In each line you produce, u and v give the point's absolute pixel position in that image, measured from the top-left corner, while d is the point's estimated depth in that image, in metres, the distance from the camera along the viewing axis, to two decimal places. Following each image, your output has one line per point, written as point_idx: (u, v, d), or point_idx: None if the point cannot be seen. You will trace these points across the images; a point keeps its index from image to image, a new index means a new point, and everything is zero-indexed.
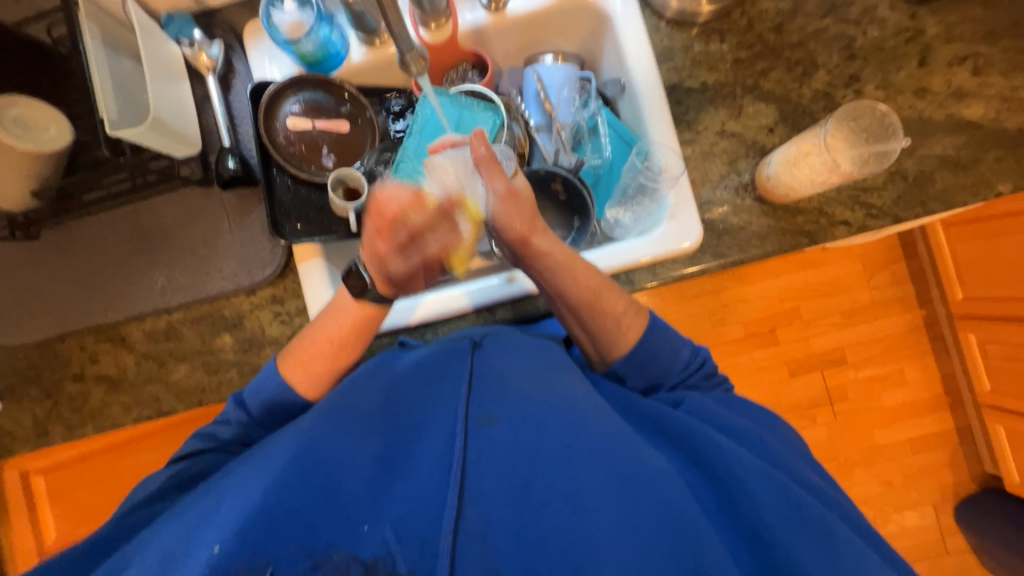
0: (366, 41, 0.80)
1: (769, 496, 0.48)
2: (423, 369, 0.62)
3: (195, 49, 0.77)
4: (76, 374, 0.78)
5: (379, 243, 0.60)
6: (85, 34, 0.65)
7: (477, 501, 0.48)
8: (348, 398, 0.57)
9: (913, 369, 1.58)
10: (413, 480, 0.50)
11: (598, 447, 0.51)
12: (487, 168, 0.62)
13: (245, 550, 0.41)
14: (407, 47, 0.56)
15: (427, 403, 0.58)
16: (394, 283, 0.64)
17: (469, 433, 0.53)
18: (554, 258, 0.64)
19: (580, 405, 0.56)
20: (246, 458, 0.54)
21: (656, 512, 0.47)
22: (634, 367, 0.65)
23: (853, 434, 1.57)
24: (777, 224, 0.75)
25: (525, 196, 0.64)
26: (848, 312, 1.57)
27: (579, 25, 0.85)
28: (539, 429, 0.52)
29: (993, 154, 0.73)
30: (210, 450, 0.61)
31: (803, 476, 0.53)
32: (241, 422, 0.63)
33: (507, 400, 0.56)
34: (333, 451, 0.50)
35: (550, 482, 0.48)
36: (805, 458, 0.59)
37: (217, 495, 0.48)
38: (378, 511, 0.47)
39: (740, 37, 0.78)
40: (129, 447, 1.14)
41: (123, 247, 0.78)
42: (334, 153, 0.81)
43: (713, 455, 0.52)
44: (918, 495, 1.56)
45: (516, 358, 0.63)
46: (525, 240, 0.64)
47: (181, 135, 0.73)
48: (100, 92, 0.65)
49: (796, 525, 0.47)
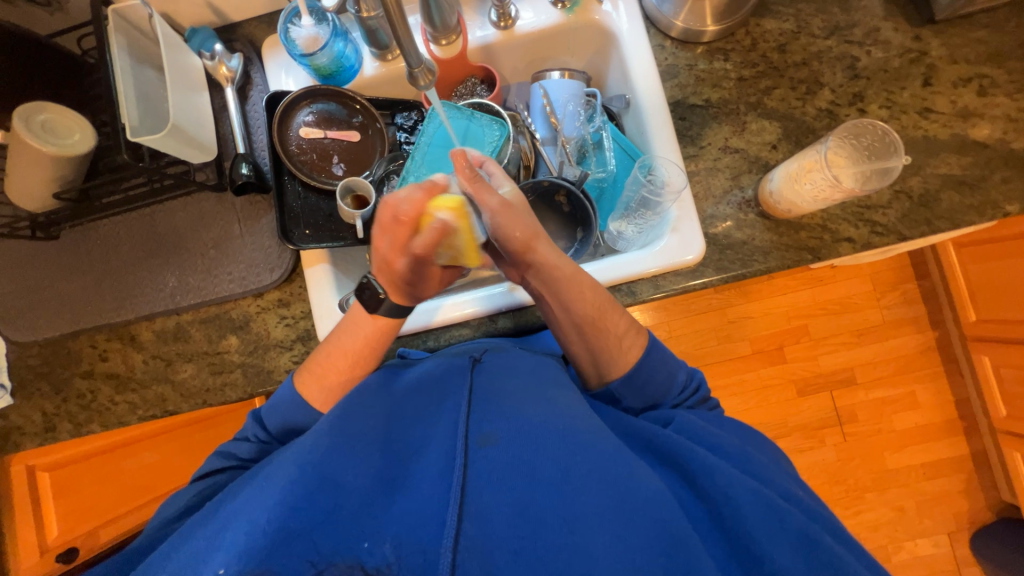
0: (379, 56, 0.84)
1: (761, 519, 0.48)
2: (424, 385, 0.63)
3: (216, 62, 0.81)
4: (86, 371, 0.80)
5: (392, 259, 0.61)
6: (112, 47, 0.69)
7: (476, 521, 0.47)
8: (349, 412, 0.56)
9: (925, 392, 1.55)
10: (414, 499, 0.49)
11: (594, 465, 0.51)
12: (476, 188, 0.62)
13: (252, 564, 0.41)
14: (416, 61, 0.58)
15: (426, 421, 0.58)
16: (398, 290, 0.65)
17: (468, 454, 0.52)
18: (558, 272, 0.66)
19: (577, 423, 0.55)
20: (249, 479, 0.54)
21: (649, 532, 0.46)
22: (630, 389, 0.65)
23: (863, 457, 1.53)
24: (780, 240, 0.75)
25: (518, 204, 0.67)
26: (857, 332, 1.55)
27: (586, 43, 0.87)
28: (536, 450, 0.52)
29: (999, 174, 0.73)
30: (230, 467, 0.63)
31: (790, 491, 0.52)
32: (260, 440, 0.64)
33: (503, 419, 0.55)
34: (334, 469, 0.49)
35: (547, 503, 0.48)
36: (791, 473, 0.58)
37: (222, 517, 0.47)
38: (377, 528, 0.46)
39: (744, 56, 0.79)
40: (133, 446, 1.18)
41: (139, 249, 0.81)
42: (344, 163, 0.83)
43: (701, 474, 0.52)
44: (932, 522, 1.51)
45: (515, 377, 0.63)
46: (528, 246, 0.65)
47: (198, 143, 0.76)
48: (124, 101, 0.68)
49: (784, 540, 0.47)
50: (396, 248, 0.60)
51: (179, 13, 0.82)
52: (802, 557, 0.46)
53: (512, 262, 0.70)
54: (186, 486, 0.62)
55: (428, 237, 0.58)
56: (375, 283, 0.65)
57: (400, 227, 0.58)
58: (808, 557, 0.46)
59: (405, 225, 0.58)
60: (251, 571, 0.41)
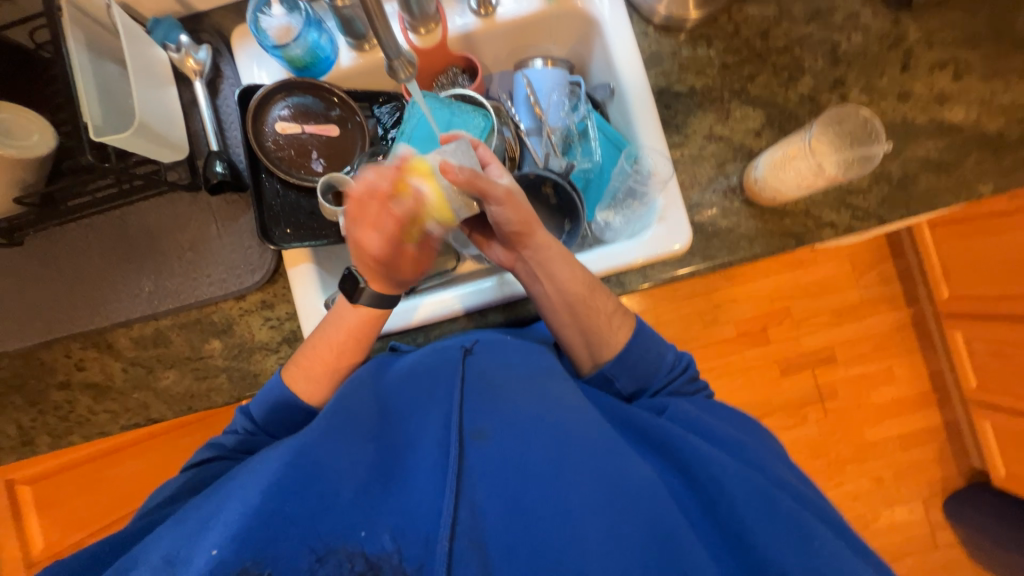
0: (355, 46, 0.81)
1: (750, 502, 0.49)
2: (416, 372, 0.61)
3: (183, 55, 0.76)
4: (63, 382, 0.78)
5: (365, 238, 0.62)
6: (68, 39, 0.64)
7: (472, 512, 0.48)
8: (342, 401, 0.54)
9: (902, 367, 1.61)
10: (412, 493, 0.49)
11: (585, 456, 0.51)
12: (477, 184, 0.62)
13: (248, 551, 0.41)
14: (395, 53, 0.55)
15: (419, 412, 0.57)
16: (376, 272, 0.65)
17: (462, 447, 0.52)
18: (550, 252, 0.67)
19: (570, 415, 0.55)
20: (243, 468, 0.52)
21: (642, 521, 0.47)
22: (623, 368, 0.65)
23: (844, 432, 1.59)
24: (765, 227, 0.75)
25: (521, 197, 0.66)
26: (837, 312, 1.59)
27: (567, 30, 0.85)
28: (528, 443, 0.52)
29: (974, 156, 0.74)
30: (214, 458, 0.61)
31: (783, 479, 0.54)
32: (247, 431, 0.63)
33: (495, 413, 0.55)
34: (326, 458, 0.48)
35: (540, 495, 0.49)
36: (781, 456, 0.60)
37: (218, 501, 0.47)
38: (376, 519, 0.46)
39: (726, 42, 0.79)
40: (117, 455, 1.16)
41: (110, 254, 0.77)
42: (323, 158, 0.80)
43: (694, 462, 0.53)
44: (908, 491, 1.58)
45: (507, 368, 0.62)
46: (527, 227, 0.66)
47: (168, 141, 0.72)
48: (85, 99, 0.64)
49: (773, 523, 0.48)
50: (371, 225, 0.62)
51: (141, 3, 0.77)
52: (794, 545, 0.47)
53: (506, 241, 0.70)
54: (174, 477, 0.59)
55: (407, 204, 0.62)
56: (356, 272, 0.65)
57: (376, 205, 0.61)
58: (801, 552, 0.46)
59: (380, 199, 0.61)
60: (248, 564, 0.40)
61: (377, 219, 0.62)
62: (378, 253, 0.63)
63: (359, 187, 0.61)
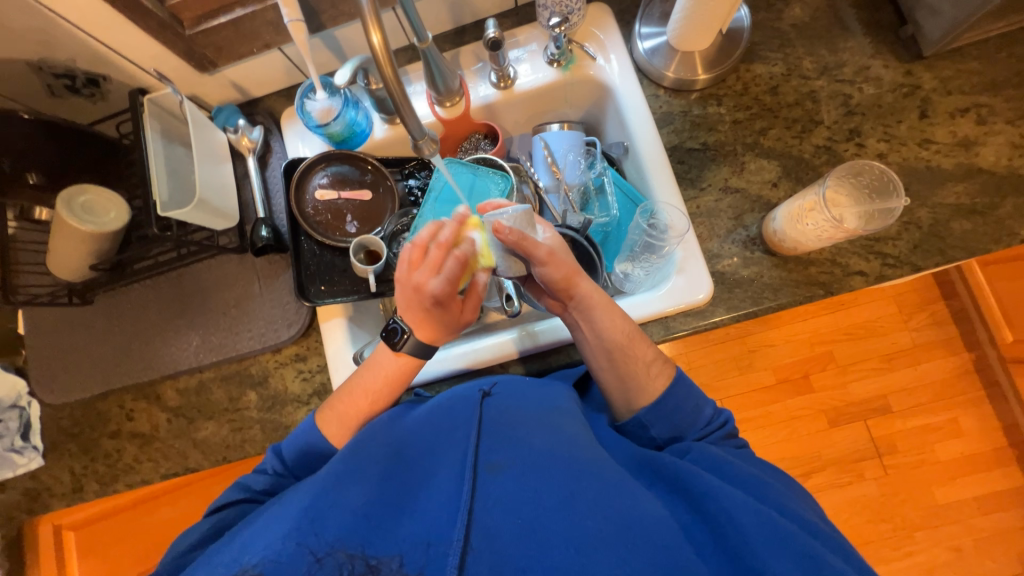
0: (387, 120, 0.89)
1: (770, 546, 0.46)
2: (435, 415, 0.62)
3: (239, 135, 0.87)
4: (114, 431, 0.83)
5: (429, 282, 0.64)
6: (147, 132, 0.75)
7: (484, 534, 0.48)
8: (361, 443, 0.57)
9: (969, 419, 1.46)
10: (420, 518, 0.49)
11: (597, 491, 0.50)
12: (527, 243, 0.65)
13: (255, 555, 0.44)
14: (419, 134, 0.60)
15: (437, 448, 0.58)
16: (427, 325, 0.68)
17: (476, 479, 0.52)
18: (595, 300, 0.68)
19: (584, 454, 0.55)
20: (266, 508, 0.55)
21: (654, 553, 0.46)
22: (659, 415, 0.64)
23: (909, 492, 1.43)
24: (790, 276, 0.74)
25: (563, 251, 0.69)
26: (886, 357, 1.49)
27: (582, 96, 0.91)
28: (542, 477, 0.51)
29: (1009, 200, 0.72)
30: (242, 500, 0.62)
31: (805, 518, 0.51)
32: (276, 472, 0.64)
33: (511, 449, 0.55)
34: (340, 490, 0.50)
35: (553, 526, 0.48)
36: (813, 506, 0.56)
37: (241, 542, 0.48)
38: (386, 538, 0.47)
39: (736, 100, 0.82)
40: (155, 501, 1.19)
41: (166, 311, 0.85)
42: (357, 221, 0.86)
43: (704, 495, 0.51)
44: (993, 564, 1.40)
45: (523, 407, 0.62)
46: (570, 282, 0.68)
47: (222, 211, 0.81)
48: (158, 181, 0.74)
49: (784, 555, 0.45)
50: (434, 268, 0.64)
51: (206, 94, 0.88)
52: None
53: (553, 295, 0.72)
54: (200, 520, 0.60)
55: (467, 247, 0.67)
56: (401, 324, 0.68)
57: (441, 251, 0.64)
58: None
59: (444, 246, 0.64)
60: (251, 567, 0.43)
61: (440, 263, 0.64)
62: (439, 295, 0.64)
63: (423, 236, 0.65)
